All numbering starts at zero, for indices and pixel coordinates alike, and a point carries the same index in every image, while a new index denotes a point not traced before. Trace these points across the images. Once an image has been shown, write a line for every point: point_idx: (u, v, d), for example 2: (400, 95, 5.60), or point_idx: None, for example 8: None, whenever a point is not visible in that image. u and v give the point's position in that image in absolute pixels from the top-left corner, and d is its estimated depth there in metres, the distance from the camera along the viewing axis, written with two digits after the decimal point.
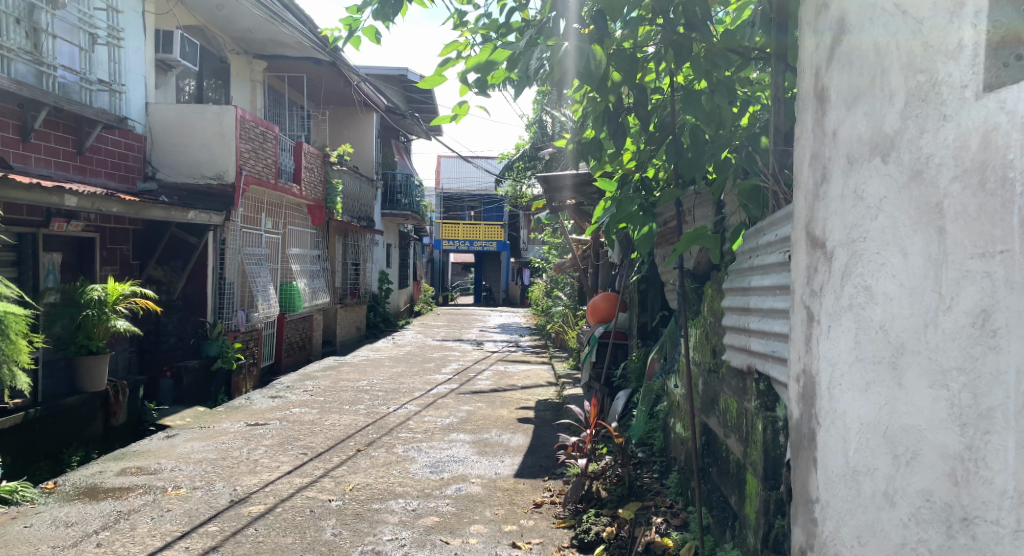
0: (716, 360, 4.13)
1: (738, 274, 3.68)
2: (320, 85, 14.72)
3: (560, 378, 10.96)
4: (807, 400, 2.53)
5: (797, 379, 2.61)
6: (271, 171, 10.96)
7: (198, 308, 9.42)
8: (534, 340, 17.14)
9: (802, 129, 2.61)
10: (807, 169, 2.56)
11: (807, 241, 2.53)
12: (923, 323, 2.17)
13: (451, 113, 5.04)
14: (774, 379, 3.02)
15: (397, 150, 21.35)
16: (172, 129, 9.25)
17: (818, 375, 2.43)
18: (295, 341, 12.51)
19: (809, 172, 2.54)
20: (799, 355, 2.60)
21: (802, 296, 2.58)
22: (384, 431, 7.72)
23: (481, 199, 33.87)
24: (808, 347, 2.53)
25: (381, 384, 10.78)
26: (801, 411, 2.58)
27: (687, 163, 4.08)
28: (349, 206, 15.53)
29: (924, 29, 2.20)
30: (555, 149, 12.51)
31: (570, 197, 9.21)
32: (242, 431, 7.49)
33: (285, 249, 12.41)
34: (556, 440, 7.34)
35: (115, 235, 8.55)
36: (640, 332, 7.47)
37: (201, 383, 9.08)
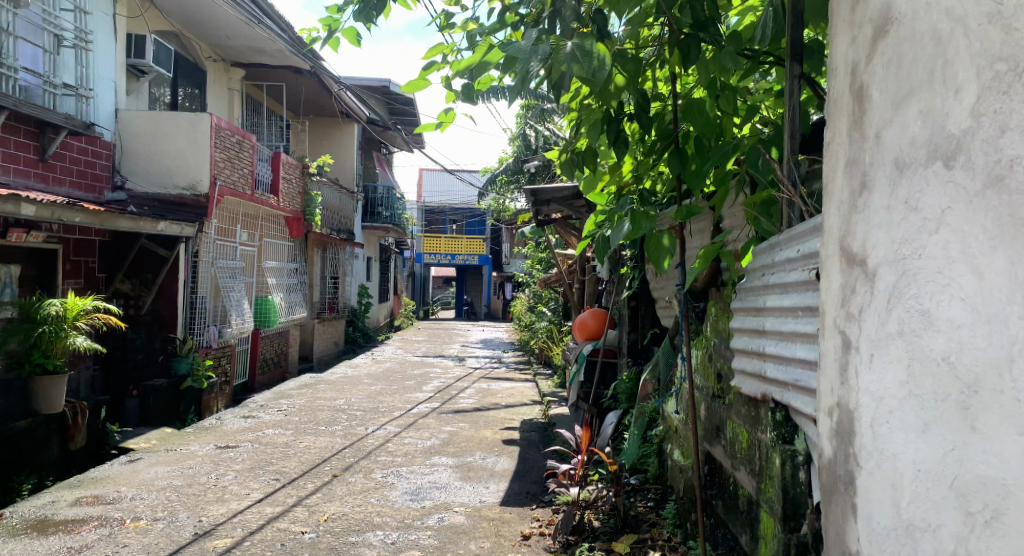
0: (722, 385, 3.73)
1: (748, 293, 3.30)
2: (300, 94, 14.34)
3: (546, 396, 10.61)
4: (844, 438, 2.17)
5: (832, 412, 2.24)
6: (247, 181, 10.57)
7: (168, 324, 9.00)
8: (516, 356, 16.78)
9: (836, 133, 2.29)
10: (841, 178, 2.24)
11: (842, 257, 2.20)
12: (1007, 358, 1.77)
13: (437, 121, 4.72)
14: (798, 411, 2.65)
15: (379, 163, 21.02)
16: (144, 136, 8.86)
17: (858, 411, 2.11)
18: (269, 358, 12.09)
19: (844, 180, 2.23)
20: (833, 388, 2.24)
21: (836, 320, 2.23)
22: (362, 454, 7.34)
23: (463, 212, 33.55)
24: (845, 378, 2.18)
25: (359, 403, 10.37)
26: (837, 450, 2.20)
27: (692, 174, 3.72)
28: (329, 218, 15.15)
29: (1006, 10, 1.81)
30: (542, 162, 12.19)
31: (558, 210, 8.89)
32: (211, 455, 7.10)
33: (261, 262, 12.01)
34: (543, 465, 6.97)
35: (80, 247, 8.21)
36: (630, 350, 7.13)
37: (170, 402, 8.65)
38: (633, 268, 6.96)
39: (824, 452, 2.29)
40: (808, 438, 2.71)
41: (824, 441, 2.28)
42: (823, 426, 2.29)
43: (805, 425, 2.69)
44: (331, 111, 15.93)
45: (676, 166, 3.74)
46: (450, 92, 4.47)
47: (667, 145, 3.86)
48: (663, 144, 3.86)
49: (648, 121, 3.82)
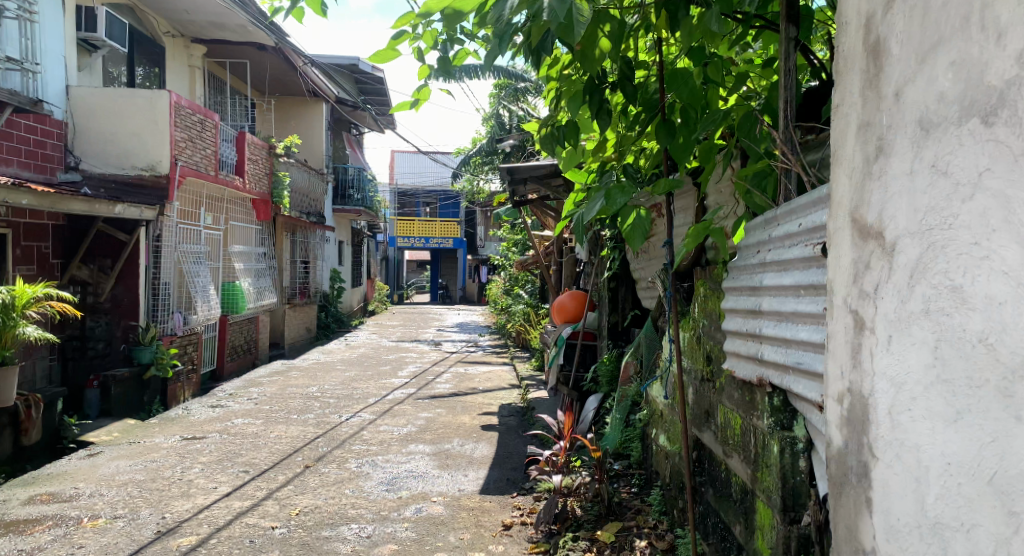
0: (711, 368, 3.48)
1: (741, 270, 3.04)
2: (264, 72, 13.94)
3: (523, 380, 10.40)
4: (857, 426, 1.96)
5: (842, 398, 2.03)
6: (210, 162, 10.20)
7: (129, 311, 8.71)
8: (493, 340, 16.56)
9: (845, 94, 2.06)
10: (853, 142, 2.02)
11: (854, 229, 1.99)
12: None
13: (411, 98, 4.45)
14: (800, 397, 2.42)
15: (349, 144, 20.64)
16: (99, 116, 8.49)
17: (876, 397, 1.89)
18: (238, 345, 11.77)
19: (856, 145, 2.00)
20: (842, 372, 2.03)
21: (846, 298, 2.02)
22: (335, 443, 7.09)
23: (437, 195, 33.19)
24: (857, 361, 1.97)
25: (333, 389, 10.10)
26: (848, 439, 1.99)
27: (680, 147, 3.46)
28: (298, 201, 14.80)
29: None
30: (515, 140, 11.93)
31: (533, 189, 8.66)
32: (177, 447, 6.84)
33: (227, 245, 11.66)
34: (524, 451, 6.76)
35: (33, 232, 7.92)
36: (609, 332, 6.91)
37: (132, 394, 8.37)
38: (612, 247, 6.74)
39: (831, 442, 2.07)
40: (810, 426, 2.48)
41: (831, 430, 2.08)
42: (831, 415, 2.07)
43: (808, 412, 2.46)
44: (298, 90, 15.54)
45: (664, 138, 3.47)
46: (423, 65, 4.19)
47: (653, 116, 3.61)
48: (649, 116, 3.61)
49: (632, 90, 3.56)
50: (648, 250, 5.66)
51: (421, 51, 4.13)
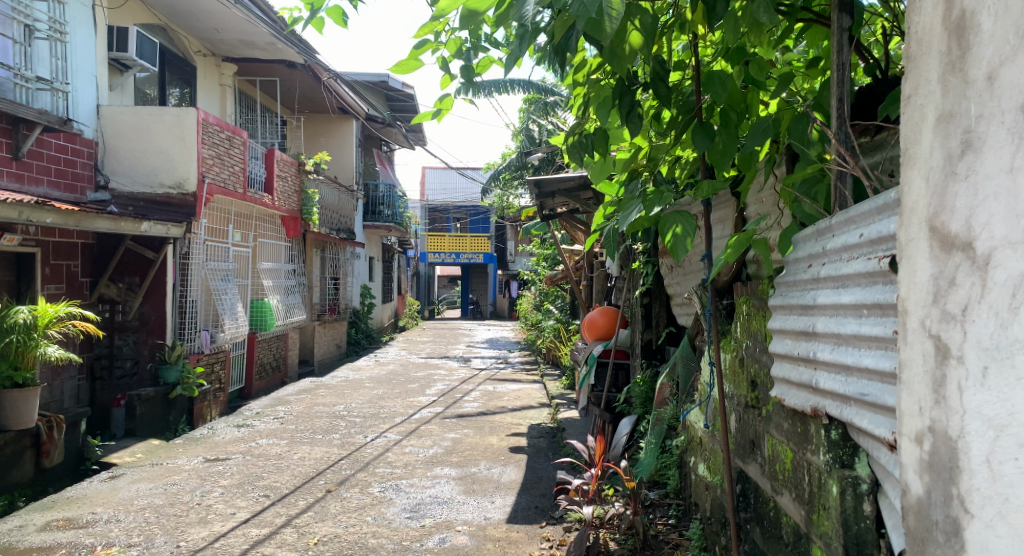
0: (757, 394, 3.22)
1: (790, 286, 2.78)
2: (294, 89, 13.88)
3: (553, 399, 10.15)
4: (944, 470, 1.79)
5: (921, 437, 1.86)
6: (239, 179, 10.09)
7: (156, 329, 8.56)
8: (523, 357, 16.32)
9: (918, 83, 1.90)
10: (930, 138, 1.86)
11: (934, 240, 1.82)
12: None
13: (433, 108, 4.25)
14: (865, 432, 2.17)
15: (380, 160, 20.57)
16: (127, 133, 8.39)
17: (971, 441, 1.73)
18: (267, 362, 11.65)
19: (934, 141, 1.84)
20: (921, 408, 1.86)
21: (925, 320, 1.85)
22: (359, 466, 6.89)
23: (467, 210, 33.07)
24: (942, 393, 1.80)
25: (360, 408, 9.92)
26: (932, 486, 1.82)
27: (718, 151, 3.26)
28: (327, 217, 14.71)
29: None
30: (545, 153, 11.71)
31: (563, 203, 8.43)
32: (199, 470, 6.68)
33: (255, 263, 11.56)
34: (553, 475, 6.51)
35: (61, 250, 7.83)
36: (643, 351, 6.65)
37: (157, 413, 8.20)
38: (646, 261, 6.48)
39: (908, 490, 1.90)
40: (875, 466, 2.24)
41: (907, 476, 1.91)
42: (907, 459, 1.90)
43: (873, 448, 2.21)
44: (328, 107, 15.48)
45: (700, 142, 3.25)
46: (445, 74, 3.99)
47: (690, 120, 3.40)
48: (685, 119, 3.40)
49: (666, 91, 3.35)
50: (683, 266, 5.41)
51: (443, 60, 3.94)
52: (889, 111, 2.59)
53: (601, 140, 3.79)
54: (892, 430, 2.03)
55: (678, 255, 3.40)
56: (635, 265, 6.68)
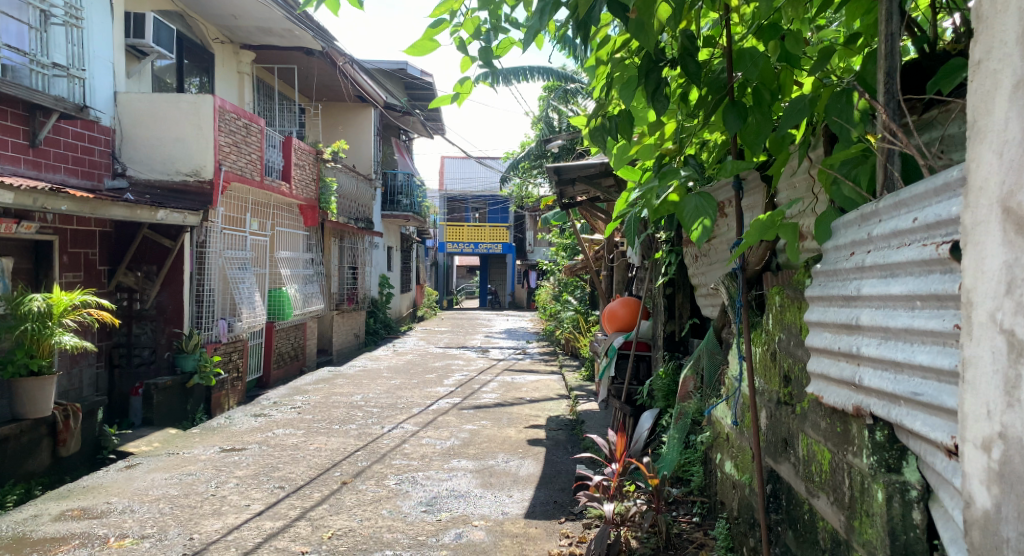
0: (791, 390, 3.13)
1: (831, 276, 2.64)
2: (312, 78, 13.79)
3: (572, 390, 10.02)
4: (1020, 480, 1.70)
5: (990, 444, 1.77)
6: (256, 167, 10.01)
7: (173, 318, 8.51)
8: (542, 347, 16.20)
9: (990, 46, 1.81)
10: (1004, 108, 1.77)
11: (1009, 222, 1.74)
12: None
13: (451, 92, 4.13)
14: (919, 435, 2.06)
15: (398, 149, 20.46)
16: (144, 121, 8.34)
17: None
18: (285, 352, 11.59)
19: (1009, 109, 1.76)
20: (990, 413, 1.77)
21: (998, 314, 1.76)
22: (375, 457, 6.80)
23: (486, 200, 32.91)
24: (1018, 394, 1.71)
25: (377, 398, 9.84)
26: (1004, 499, 1.74)
27: (751, 132, 3.16)
28: (346, 206, 14.63)
29: None
30: (564, 141, 11.54)
31: (584, 191, 8.28)
32: (214, 460, 6.62)
33: (274, 252, 11.49)
34: (573, 469, 6.40)
35: (79, 237, 7.77)
36: (665, 343, 6.49)
37: (174, 402, 8.14)
38: (669, 251, 6.33)
39: (974, 502, 1.81)
40: (928, 473, 2.19)
41: (971, 487, 1.82)
42: (972, 468, 1.81)
43: (928, 452, 2.12)
44: (345, 95, 15.39)
45: (734, 123, 3.15)
46: (464, 56, 3.88)
47: (720, 99, 3.30)
48: (715, 98, 3.29)
49: (695, 68, 3.24)
50: (709, 255, 5.27)
51: (460, 42, 3.82)
52: (939, 86, 2.56)
53: (625, 122, 3.68)
54: (952, 435, 1.93)
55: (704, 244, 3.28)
56: (658, 255, 6.54)
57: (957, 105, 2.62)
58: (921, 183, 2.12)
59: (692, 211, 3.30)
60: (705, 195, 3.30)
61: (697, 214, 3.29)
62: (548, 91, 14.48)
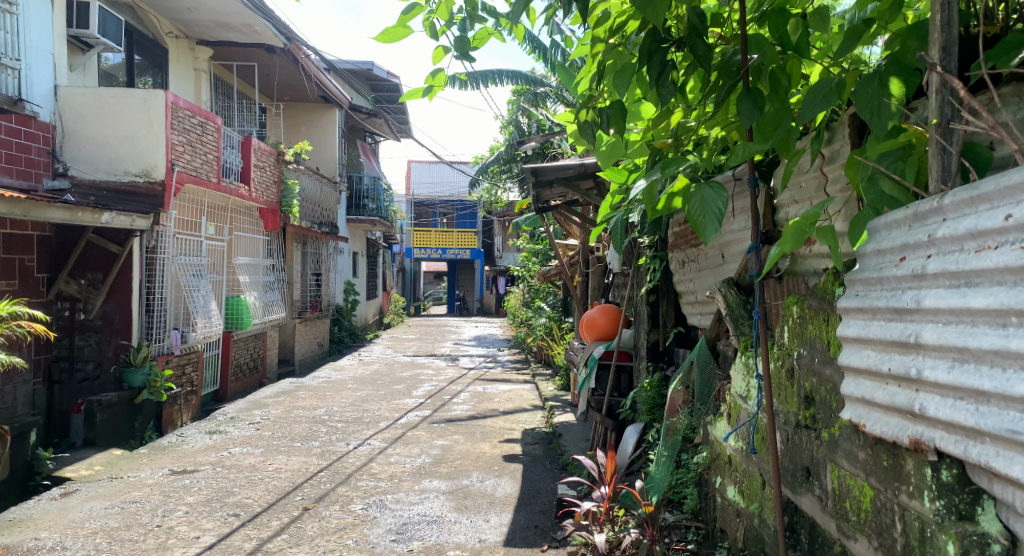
0: (813, 415, 2.68)
1: (873, 285, 2.25)
2: (273, 76, 13.21)
3: (548, 401, 9.60)
4: None
5: None
6: (212, 168, 9.44)
7: (120, 329, 7.94)
8: (513, 355, 15.76)
9: None
10: None
11: None
12: None
13: (423, 85, 3.68)
14: (1012, 480, 1.80)
15: (365, 152, 19.93)
16: (88, 117, 7.72)
17: None
18: (244, 363, 11.03)
19: None
20: None
21: None
22: (340, 478, 6.32)
23: (454, 205, 32.39)
24: None
25: (342, 412, 9.34)
26: None
27: (769, 123, 2.75)
28: (309, 210, 14.07)
29: None
30: (538, 142, 11.10)
31: (561, 193, 7.85)
32: (163, 484, 6.11)
33: (232, 257, 10.92)
34: (553, 489, 5.98)
35: (14, 242, 7.20)
36: (649, 354, 6.09)
37: (121, 420, 7.61)
38: (653, 256, 5.94)
39: None
40: (1008, 521, 1.88)
41: None
42: None
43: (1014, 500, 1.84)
44: (309, 96, 14.84)
45: (749, 112, 2.71)
46: (436, 46, 3.43)
47: (732, 85, 2.88)
48: (727, 84, 2.87)
49: (705, 49, 2.82)
50: (698, 261, 4.91)
51: (433, 30, 3.38)
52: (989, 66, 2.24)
53: (618, 114, 3.25)
54: None
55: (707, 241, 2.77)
56: (642, 262, 6.14)
57: (1010, 89, 2.30)
58: (1015, 175, 1.86)
59: (698, 204, 2.82)
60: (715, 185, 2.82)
61: (704, 208, 2.80)
62: (518, 93, 14.07)
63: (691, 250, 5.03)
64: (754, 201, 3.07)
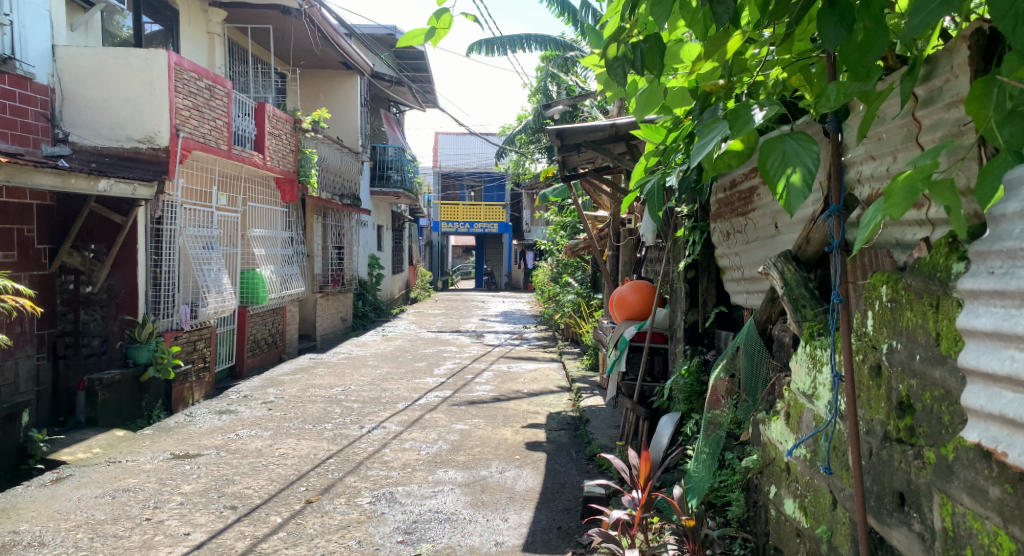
0: (916, 432, 2.25)
1: (1015, 258, 1.93)
2: (290, 40, 12.69)
3: (574, 382, 9.09)
4: None
5: None
6: (221, 134, 8.92)
7: (126, 304, 7.49)
8: (540, 332, 15.25)
9: None
10: None
11: None
12: None
13: (426, 27, 3.13)
14: None
15: (389, 122, 19.38)
16: (87, 80, 7.24)
17: None
18: (261, 339, 10.59)
19: None
20: None
21: None
22: (350, 466, 5.86)
23: (481, 177, 31.74)
24: None
25: (360, 391, 8.89)
26: None
27: (857, 48, 2.32)
28: (330, 181, 13.58)
29: None
30: (567, 106, 10.48)
31: (592, 159, 7.28)
32: (160, 469, 5.68)
33: (246, 230, 10.47)
34: (579, 483, 5.49)
35: (10, 211, 6.74)
36: (687, 336, 5.54)
37: (125, 400, 7.19)
38: (692, 227, 5.37)
39: None
40: None
41: None
42: None
43: None
44: (330, 61, 14.30)
45: (835, 35, 2.27)
46: None
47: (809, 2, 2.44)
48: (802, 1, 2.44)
49: None
50: (745, 232, 4.37)
51: None
52: None
53: (656, 50, 2.77)
54: None
55: (792, 209, 2.31)
56: (680, 235, 5.57)
57: None
58: None
59: (778, 159, 2.34)
60: (798, 138, 2.34)
61: (784, 164, 2.33)
62: (546, 60, 13.48)
63: (737, 220, 4.47)
64: (836, 150, 2.62)
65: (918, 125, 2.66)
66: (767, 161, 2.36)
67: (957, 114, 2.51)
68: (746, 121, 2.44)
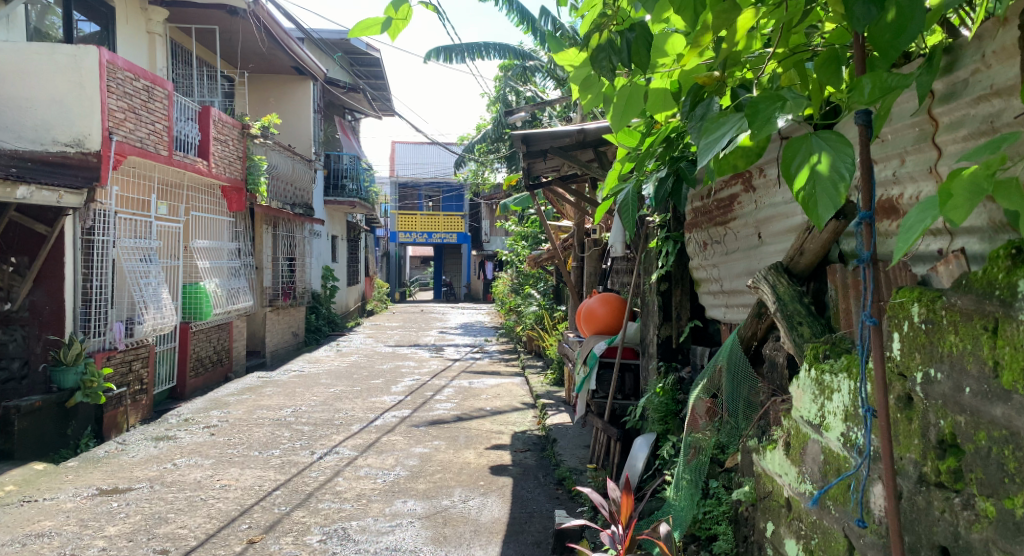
0: (968, 478, 1.98)
1: None
2: (236, 43, 12.11)
3: (539, 399, 8.67)
4: None
5: None
6: (160, 139, 8.37)
7: (50, 322, 6.90)
8: (502, 345, 14.82)
9: None
10: None
11: None
12: None
13: (381, 17, 2.72)
14: None
15: (343, 129, 18.83)
16: (6, 76, 6.75)
17: None
18: (205, 357, 10.00)
19: None
20: None
21: None
22: (299, 499, 5.36)
23: (439, 187, 31.25)
24: None
25: (311, 412, 8.37)
26: None
27: (889, 28, 1.98)
28: (280, 191, 13.03)
29: None
30: (528, 112, 10.08)
31: (558, 165, 6.86)
32: (83, 508, 5.12)
33: (188, 241, 9.89)
34: (549, 513, 5.07)
35: None
36: (660, 351, 5.11)
37: (49, 429, 6.59)
38: (665, 237, 4.98)
39: None
40: None
41: None
42: None
43: None
44: (280, 66, 13.74)
45: (862, 13, 1.95)
46: None
47: None
48: None
49: None
50: (724, 243, 4.00)
51: None
52: None
53: (644, 41, 2.38)
54: None
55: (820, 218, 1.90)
56: (651, 244, 5.18)
57: None
58: None
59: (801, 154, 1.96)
60: (828, 135, 1.95)
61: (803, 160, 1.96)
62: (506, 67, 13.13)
63: (715, 230, 4.09)
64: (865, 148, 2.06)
65: (935, 123, 2.35)
66: (789, 157, 1.97)
67: (987, 109, 2.18)
68: (768, 121, 2.00)
